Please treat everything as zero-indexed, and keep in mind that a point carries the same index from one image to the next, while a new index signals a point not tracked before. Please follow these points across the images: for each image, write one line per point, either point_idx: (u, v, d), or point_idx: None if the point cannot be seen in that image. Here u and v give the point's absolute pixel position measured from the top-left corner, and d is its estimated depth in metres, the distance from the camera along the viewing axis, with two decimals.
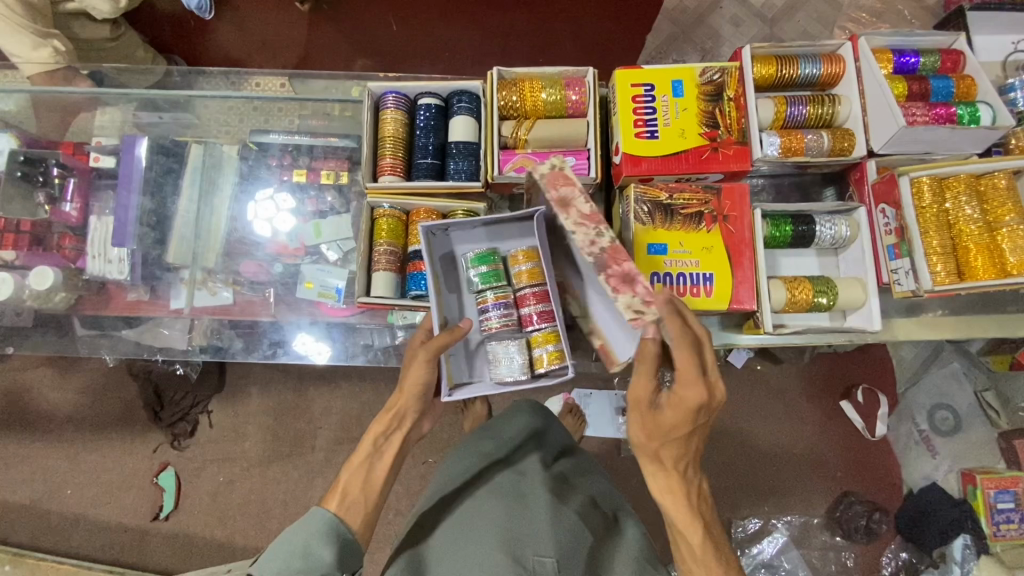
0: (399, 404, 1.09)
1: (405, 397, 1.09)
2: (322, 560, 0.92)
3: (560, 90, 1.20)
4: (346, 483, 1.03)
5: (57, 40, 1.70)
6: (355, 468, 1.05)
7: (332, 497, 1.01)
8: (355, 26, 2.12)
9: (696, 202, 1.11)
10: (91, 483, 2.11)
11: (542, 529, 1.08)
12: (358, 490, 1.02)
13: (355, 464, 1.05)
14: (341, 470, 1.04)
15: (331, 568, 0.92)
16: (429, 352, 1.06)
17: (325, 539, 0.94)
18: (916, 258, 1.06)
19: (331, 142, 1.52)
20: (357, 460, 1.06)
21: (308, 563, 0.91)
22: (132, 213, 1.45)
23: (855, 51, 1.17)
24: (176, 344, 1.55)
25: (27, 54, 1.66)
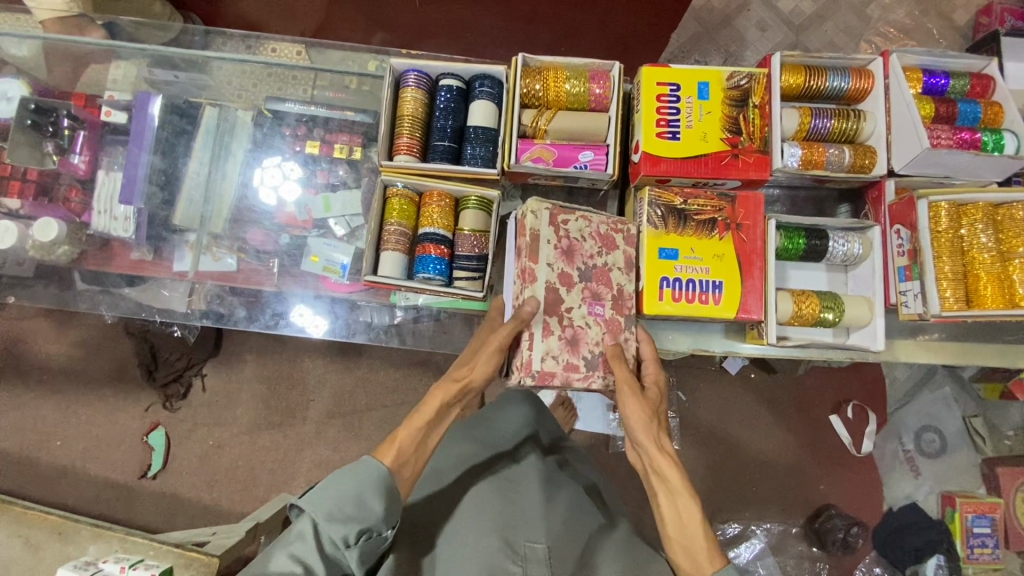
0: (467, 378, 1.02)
1: (477, 373, 1.03)
2: (374, 512, 0.89)
3: (584, 83, 1.19)
4: (401, 440, 0.96)
5: None
6: (417, 427, 0.97)
7: (386, 451, 0.95)
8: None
9: (710, 208, 1.10)
10: (81, 437, 2.12)
11: (537, 522, 1.10)
12: (411, 449, 0.96)
13: (416, 423, 0.97)
14: (402, 425, 0.97)
15: (379, 521, 0.89)
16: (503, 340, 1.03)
17: (376, 490, 0.90)
18: (926, 282, 1.06)
19: (347, 116, 1.51)
20: (418, 419, 0.98)
21: (359, 512, 0.88)
22: (141, 171, 1.43)
23: (886, 68, 1.16)
24: (176, 307, 1.53)
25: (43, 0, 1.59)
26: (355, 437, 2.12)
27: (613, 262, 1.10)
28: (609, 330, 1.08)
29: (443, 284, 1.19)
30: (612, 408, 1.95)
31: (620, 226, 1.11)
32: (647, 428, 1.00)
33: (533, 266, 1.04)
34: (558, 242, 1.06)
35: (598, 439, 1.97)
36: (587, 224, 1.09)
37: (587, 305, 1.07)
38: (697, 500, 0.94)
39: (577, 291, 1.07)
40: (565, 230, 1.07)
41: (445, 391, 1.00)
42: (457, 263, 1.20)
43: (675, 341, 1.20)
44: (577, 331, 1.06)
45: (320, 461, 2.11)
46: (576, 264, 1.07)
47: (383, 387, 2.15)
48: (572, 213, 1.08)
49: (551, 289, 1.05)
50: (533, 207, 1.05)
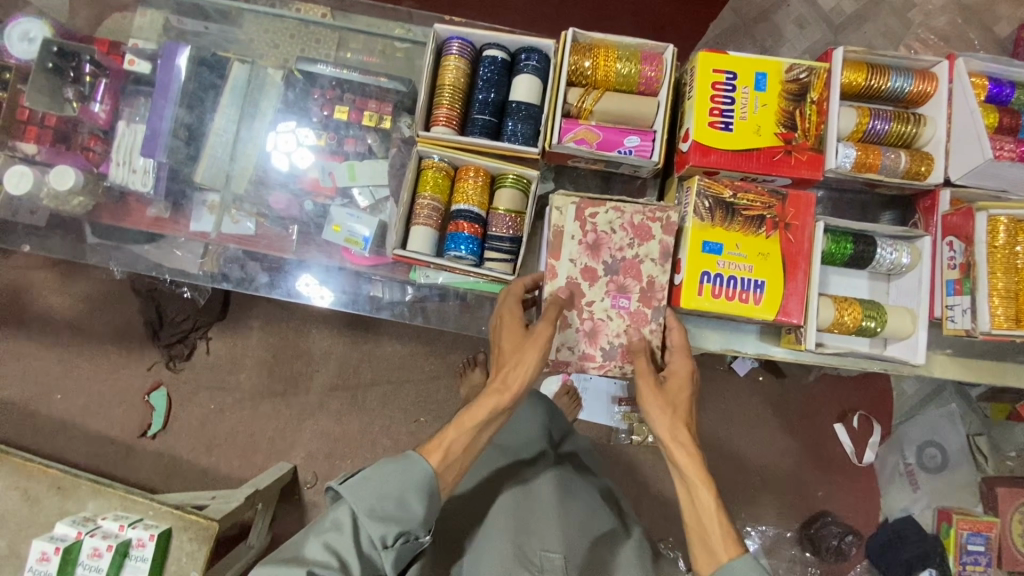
0: (513, 381, 0.98)
1: (521, 374, 0.98)
2: (413, 516, 0.87)
3: (636, 65, 1.14)
4: (450, 439, 0.94)
5: None
6: (467, 429, 0.95)
7: (433, 452, 0.93)
8: None
9: (759, 204, 1.06)
10: (82, 391, 2.10)
11: (551, 529, 1.08)
12: (459, 452, 0.95)
13: (465, 426, 0.95)
14: (452, 426, 0.94)
15: (418, 525, 0.87)
16: (540, 347, 0.99)
17: (419, 493, 0.88)
18: (977, 297, 1.03)
19: (381, 82, 1.44)
20: (468, 421, 0.96)
21: (399, 513, 0.86)
22: (165, 124, 1.39)
23: (951, 72, 1.11)
24: (188, 267, 1.49)
25: None
26: (357, 411, 2.11)
27: (646, 253, 1.07)
28: (633, 324, 1.08)
29: (473, 264, 1.15)
30: (618, 400, 1.93)
31: (658, 214, 1.07)
32: (667, 420, 0.96)
33: (554, 263, 1.07)
34: (583, 236, 1.07)
35: (603, 432, 1.94)
36: (617, 215, 1.07)
37: (610, 298, 1.07)
38: (712, 490, 0.91)
39: (601, 285, 1.08)
40: (593, 224, 1.07)
41: (499, 398, 0.97)
42: (490, 244, 1.16)
43: (706, 339, 1.16)
44: (596, 323, 1.08)
45: (321, 433, 2.09)
46: (602, 257, 1.07)
47: (388, 363, 2.13)
48: (601, 205, 1.08)
49: (572, 283, 1.07)
50: (559, 203, 1.08)
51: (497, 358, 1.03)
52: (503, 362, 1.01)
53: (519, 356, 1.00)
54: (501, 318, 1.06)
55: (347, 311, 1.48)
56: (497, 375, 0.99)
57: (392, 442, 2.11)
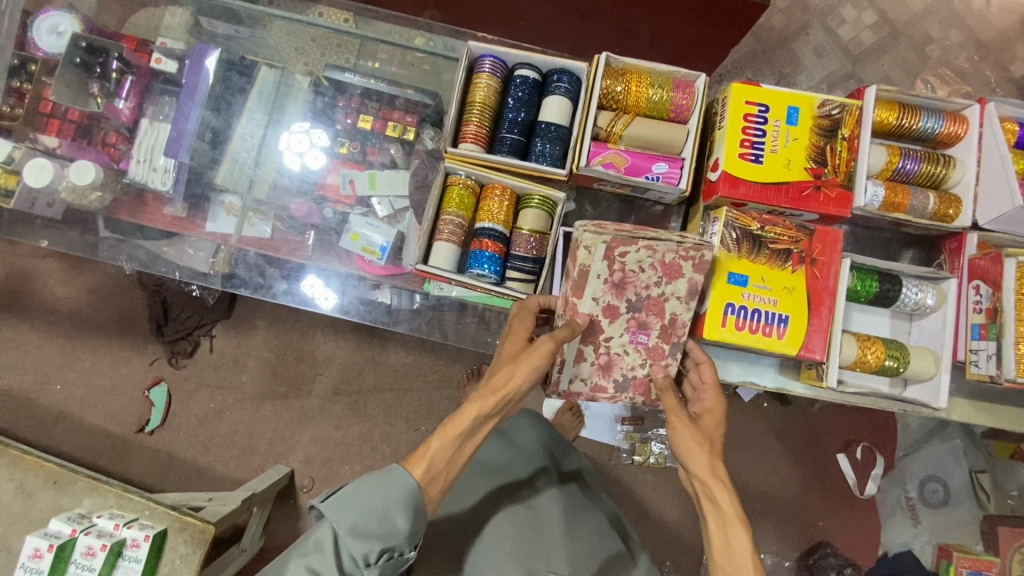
0: (505, 389, 0.95)
1: (513, 385, 0.95)
2: (397, 531, 0.85)
3: (668, 91, 1.14)
4: (434, 449, 0.91)
5: None
6: (451, 437, 0.92)
7: (416, 463, 0.90)
8: None
9: (787, 238, 1.05)
10: (82, 383, 2.09)
11: (558, 552, 1.08)
12: (442, 462, 0.92)
13: (450, 435, 0.92)
14: (437, 434, 0.91)
15: (402, 540, 0.85)
16: (533, 359, 0.97)
17: (402, 507, 0.86)
18: (1003, 344, 1.01)
19: (408, 94, 1.43)
20: (453, 429, 0.93)
21: (381, 530, 0.84)
22: (190, 125, 1.40)
23: (983, 115, 1.10)
24: (198, 266, 1.48)
25: None
26: (358, 417, 2.09)
27: (672, 291, 1.04)
28: (650, 358, 1.07)
29: (495, 283, 1.14)
30: (621, 419, 1.92)
31: (692, 254, 1.01)
32: (700, 457, 0.94)
33: (576, 301, 1.03)
34: (609, 275, 1.02)
35: (602, 449, 1.92)
36: (648, 254, 1.01)
37: (629, 334, 1.06)
38: (745, 528, 0.89)
39: (621, 322, 1.05)
40: (621, 262, 1.01)
41: (484, 403, 0.93)
42: (512, 263, 1.15)
43: (725, 370, 1.15)
44: (612, 357, 1.07)
45: (319, 437, 2.07)
46: (626, 296, 1.03)
47: (392, 370, 2.11)
48: (633, 244, 1.00)
49: (592, 321, 1.04)
50: (589, 240, 0.99)
51: (494, 366, 1.01)
52: (495, 372, 0.98)
53: (512, 365, 0.97)
54: (510, 327, 1.04)
55: (344, 316, 1.48)
56: (487, 381, 0.96)
57: (391, 449, 2.10)
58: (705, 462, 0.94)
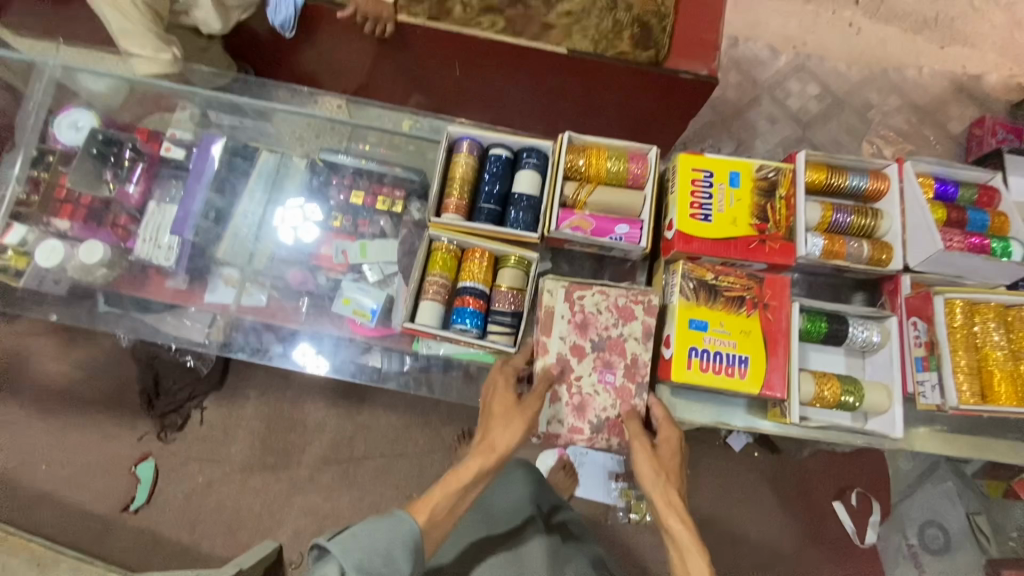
0: (501, 446, 1.04)
1: (508, 442, 1.04)
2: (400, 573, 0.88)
3: (623, 163, 1.29)
4: (436, 499, 0.98)
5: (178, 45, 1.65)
6: (452, 490, 0.99)
7: (420, 512, 0.96)
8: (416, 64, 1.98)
9: (739, 286, 1.17)
10: (68, 462, 2.08)
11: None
12: (443, 514, 0.98)
13: (451, 487, 0.99)
14: (439, 485, 0.98)
15: None
16: (525, 417, 1.07)
17: (406, 549, 0.90)
18: (944, 373, 1.11)
19: (396, 172, 1.58)
20: (454, 482, 1.01)
21: (386, 570, 0.87)
22: (196, 205, 1.52)
23: (900, 173, 1.26)
24: (194, 336, 1.58)
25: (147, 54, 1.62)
26: (348, 486, 2.09)
27: (629, 332, 1.18)
28: (619, 399, 1.16)
29: (477, 336, 1.23)
30: (615, 476, 1.94)
31: (640, 297, 1.19)
32: (660, 486, 1.03)
33: (546, 340, 1.17)
34: (572, 316, 1.18)
35: (598, 509, 1.93)
36: (603, 298, 1.19)
37: (597, 373, 1.17)
38: (704, 557, 0.96)
39: (589, 360, 1.17)
40: (580, 305, 1.19)
41: (484, 459, 1.02)
42: (493, 317, 1.25)
43: (697, 413, 1.22)
44: (585, 397, 1.16)
45: (309, 509, 2.06)
46: (590, 336, 1.17)
47: (383, 436, 2.13)
48: (588, 289, 1.19)
49: (562, 359, 1.17)
50: (551, 286, 1.20)
51: (485, 422, 1.08)
52: (488, 429, 1.06)
53: (507, 422, 1.06)
54: (496, 385, 1.12)
55: (341, 377, 1.56)
56: (484, 438, 1.04)
57: None
58: (663, 494, 1.02)
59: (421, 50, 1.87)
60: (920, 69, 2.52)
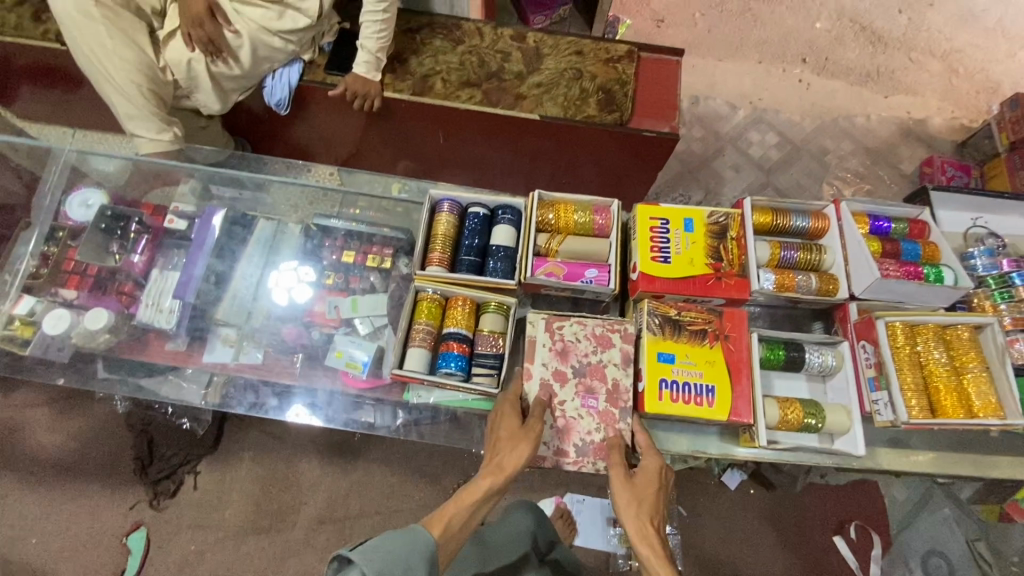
0: (510, 466, 1.11)
1: (513, 462, 1.11)
2: None
3: (589, 215, 1.43)
4: (448, 516, 1.05)
5: (177, 127, 1.90)
6: (465, 505, 1.06)
7: (434, 525, 1.03)
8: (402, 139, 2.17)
9: (701, 320, 1.27)
10: (59, 535, 2.06)
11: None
12: (457, 527, 1.04)
13: (464, 502, 1.07)
14: (454, 500, 1.06)
15: None
16: (529, 438, 1.14)
17: (423, 561, 0.94)
18: (893, 391, 1.20)
19: (384, 232, 1.72)
20: (465, 498, 1.08)
21: None
22: (197, 271, 1.63)
23: (838, 212, 1.40)
24: (190, 398, 1.64)
25: (150, 134, 1.86)
26: (344, 546, 2.07)
27: (608, 358, 1.26)
28: (604, 422, 1.22)
29: (462, 378, 1.31)
30: (612, 522, 1.97)
31: (616, 326, 1.28)
32: (634, 515, 1.10)
33: (530, 367, 1.25)
34: (553, 345, 1.27)
35: (599, 557, 1.95)
36: (580, 328, 1.28)
37: (580, 399, 1.23)
38: None
39: (572, 386, 1.24)
40: (560, 335, 1.27)
41: (493, 479, 1.09)
42: (477, 360, 1.33)
43: (673, 442, 1.29)
44: (569, 421, 1.22)
45: (305, 571, 2.04)
46: (570, 362, 1.25)
47: (378, 491, 2.15)
48: (566, 320, 1.28)
49: (545, 384, 1.23)
50: (532, 318, 1.30)
51: (494, 443, 1.16)
52: (495, 453, 1.14)
53: (513, 444, 1.14)
54: (503, 409, 1.19)
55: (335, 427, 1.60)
56: (493, 459, 1.12)
57: None
58: (638, 523, 1.10)
59: (406, 121, 2.05)
60: (869, 116, 2.76)
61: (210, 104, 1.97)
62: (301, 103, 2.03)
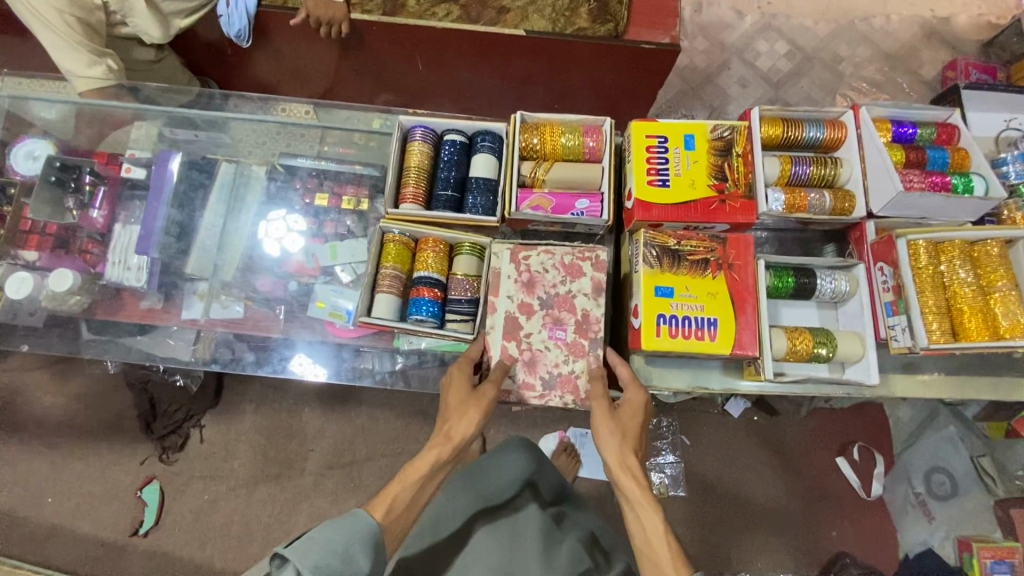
0: (459, 433, 1.06)
1: (464, 428, 1.07)
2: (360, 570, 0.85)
3: (579, 137, 1.28)
4: (394, 494, 0.97)
5: (111, 59, 1.73)
6: (411, 481, 0.99)
7: (377, 507, 0.95)
8: (379, 70, 1.97)
9: (703, 249, 1.16)
10: (73, 493, 2.08)
11: (532, 570, 1.08)
12: (403, 505, 0.97)
13: (409, 479, 1.00)
14: (398, 478, 0.99)
15: None
16: (481, 405, 1.09)
17: (365, 545, 0.88)
18: (912, 316, 1.11)
19: (356, 169, 1.59)
20: (412, 473, 1.01)
21: (345, 568, 0.84)
22: (158, 223, 1.51)
23: (857, 119, 1.25)
24: (179, 355, 1.56)
25: (81, 71, 1.69)
26: (353, 489, 2.08)
27: (578, 288, 1.21)
28: (572, 353, 1.19)
29: (435, 326, 1.23)
30: None
31: (587, 254, 1.22)
32: (616, 445, 1.05)
33: (494, 299, 1.21)
34: (518, 275, 1.21)
35: (604, 489, 1.96)
36: (548, 257, 1.22)
37: (548, 330, 1.19)
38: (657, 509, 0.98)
39: (538, 318, 1.20)
40: (526, 265, 1.22)
41: (442, 449, 1.04)
42: (450, 307, 1.24)
43: (673, 378, 1.23)
44: (536, 353, 1.18)
45: (317, 515, 2.06)
46: (537, 293, 1.21)
47: (382, 437, 2.14)
48: (533, 249, 1.23)
49: (510, 318, 1.20)
50: (497, 249, 1.24)
51: (442, 410, 1.11)
52: (444, 421, 1.08)
53: (463, 410, 1.09)
54: (452, 374, 1.14)
55: (338, 382, 1.54)
56: (441, 428, 1.07)
57: None
58: (619, 454, 1.05)
59: (379, 47, 1.84)
60: (889, 16, 2.49)
61: (149, 30, 1.78)
62: (260, 30, 1.83)
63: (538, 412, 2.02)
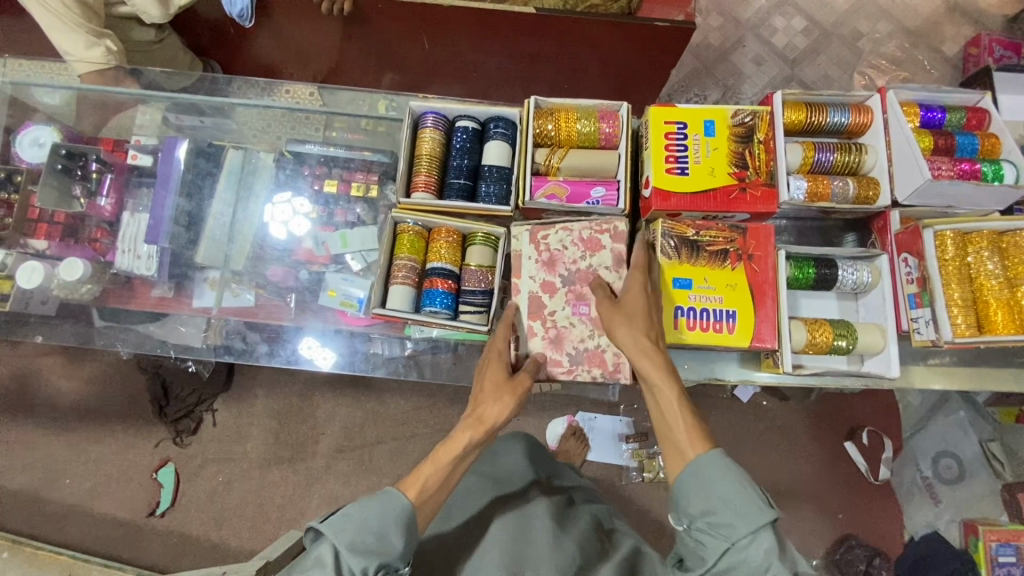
0: (493, 417, 1.05)
1: (497, 415, 1.05)
2: (392, 548, 0.90)
3: (594, 123, 1.25)
4: (425, 474, 1.00)
5: (109, 40, 1.73)
6: (443, 464, 1.00)
7: (410, 485, 0.98)
8: (383, 46, 1.91)
9: (722, 240, 1.14)
10: (91, 475, 2.11)
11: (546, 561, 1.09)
12: (434, 488, 0.99)
13: (442, 459, 1.01)
14: (431, 460, 1.00)
15: (396, 557, 0.90)
16: (516, 394, 1.08)
17: (398, 524, 0.92)
18: (936, 308, 1.10)
19: (365, 156, 1.55)
20: (444, 454, 1.02)
21: (379, 545, 0.89)
22: (167, 212, 1.50)
23: (884, 103, 1.21)
24: (192, 343, 1.56)
25: (80, 52, 1.70)
26: (365, 472, 2.11)
27: (598, 262, 1.19)
28: (596, 328, 1.17)
29: (448, 317, 1.22)
30: (625, 438, 1.98)
31: (604, 227, 1.19)
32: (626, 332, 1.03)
33: (517, 280, 1.20)
34: (539, 256, 1.20)
35: (614, 472, 1.97)
36: (567, 234, 1.20)
37: (570, 306, 1.18)
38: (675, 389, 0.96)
39: (561, 296, 1.19)
40: (546, 244, 1.21)
41: (474, 432, 1.03)
42: (463, 298, 1.23)
43: (688, 371, 1.22)
44: (560, 331, 1.17)
45: (330, 497, 2.08)
46: (558, 271, 1.19)
47: (392, 420, 2.15)
48: (552, 228, 1.21)
49: (533, 297, 1.19)
50: (516, 231, 1.23)
51: (476, 395, 1.10)
52: (475, 406, 1.08)
53: (497, 396, 1.07)
54: (488, 360, 1.12)
55: (350, 371, 1.53)
56: (474, 411, 1.06)
57: None
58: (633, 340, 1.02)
59: (386, 26, 1.79)
60: None
61: (148, 9, 1.74)
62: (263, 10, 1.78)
63: (547, 396, 2.03)
